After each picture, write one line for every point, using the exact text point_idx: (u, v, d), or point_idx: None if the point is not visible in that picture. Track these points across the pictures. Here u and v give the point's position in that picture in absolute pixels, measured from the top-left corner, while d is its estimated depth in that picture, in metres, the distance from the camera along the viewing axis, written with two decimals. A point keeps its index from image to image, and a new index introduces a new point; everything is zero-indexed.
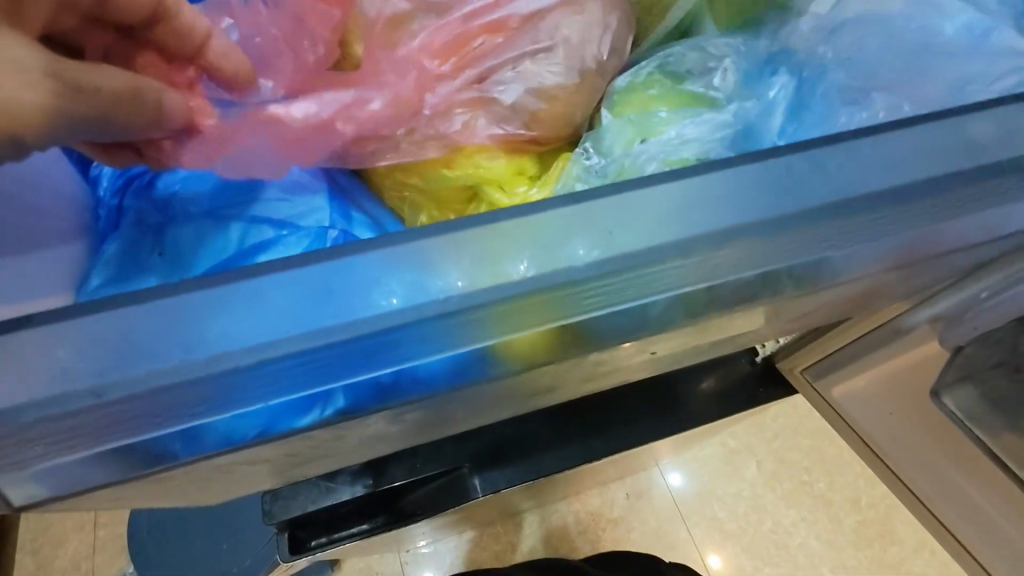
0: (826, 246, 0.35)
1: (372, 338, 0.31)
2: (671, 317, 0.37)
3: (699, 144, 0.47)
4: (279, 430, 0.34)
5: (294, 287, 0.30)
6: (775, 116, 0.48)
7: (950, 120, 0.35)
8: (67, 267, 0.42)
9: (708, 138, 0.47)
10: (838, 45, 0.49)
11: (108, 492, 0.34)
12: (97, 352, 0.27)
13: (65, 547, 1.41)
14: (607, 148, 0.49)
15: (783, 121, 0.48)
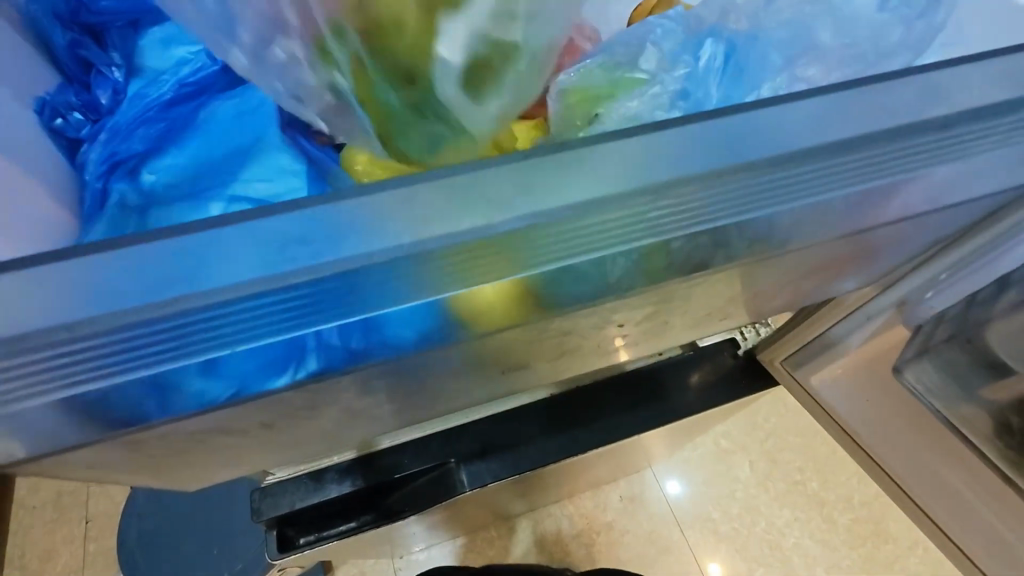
0: (769, 203, 0.37)
1: (337, 281, 0.32)
2: (628, 279, 0.39)
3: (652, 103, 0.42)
4: (252, 391, 0.35)
5: (267, 234, 0.31)
6: (712, 82, 0.43)
7: (885, 81, 0.36)
8: (42, 236, 0.41)
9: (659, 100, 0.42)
10: (771, 10, 0.44)
11: (91, 455, 0.36)
12: (93, 286, 0.29)
13: (55, 561, 1.40)
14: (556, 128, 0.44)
15: (720, 90, 0.43)
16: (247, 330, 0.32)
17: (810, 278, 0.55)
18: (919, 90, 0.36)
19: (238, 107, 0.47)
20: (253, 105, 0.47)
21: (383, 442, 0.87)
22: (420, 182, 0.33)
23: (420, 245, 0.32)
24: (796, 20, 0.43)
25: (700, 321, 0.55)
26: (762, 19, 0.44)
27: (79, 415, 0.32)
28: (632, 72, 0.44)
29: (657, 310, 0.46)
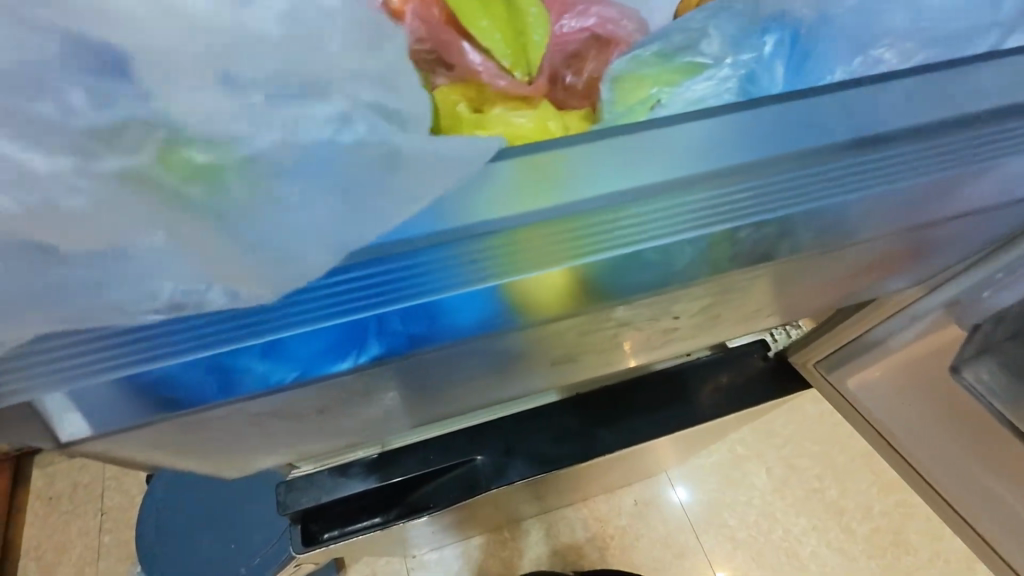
0: (847, 189, 0.36)
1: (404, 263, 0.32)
2: (696, 268, 0.37)
3: (714, 86, 0.43)
4: (313, 377, 0.34)
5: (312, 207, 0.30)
6: (776, 65, 0.43)
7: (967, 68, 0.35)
8: None
9: (722, 81, 0.43)
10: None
11: (149, 436, 0.35)
12: None
13: (69, 552, 1.41)
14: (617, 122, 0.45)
15: (785, 72, 0.43)
16: (313, 308, 0.32)
17: (856, 277, 0.54)
18: (1012, 76, 0.35)
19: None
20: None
21: (405, 438, 0.85)
22: (499, 160, 0.32)
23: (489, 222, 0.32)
24: (866, 5, 0.42)
25: (745, 318, 0.54)
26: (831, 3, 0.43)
27: (148, 394, 0.31)
28: (696, 56, 0.45)
29: (714, 302, 0.45)
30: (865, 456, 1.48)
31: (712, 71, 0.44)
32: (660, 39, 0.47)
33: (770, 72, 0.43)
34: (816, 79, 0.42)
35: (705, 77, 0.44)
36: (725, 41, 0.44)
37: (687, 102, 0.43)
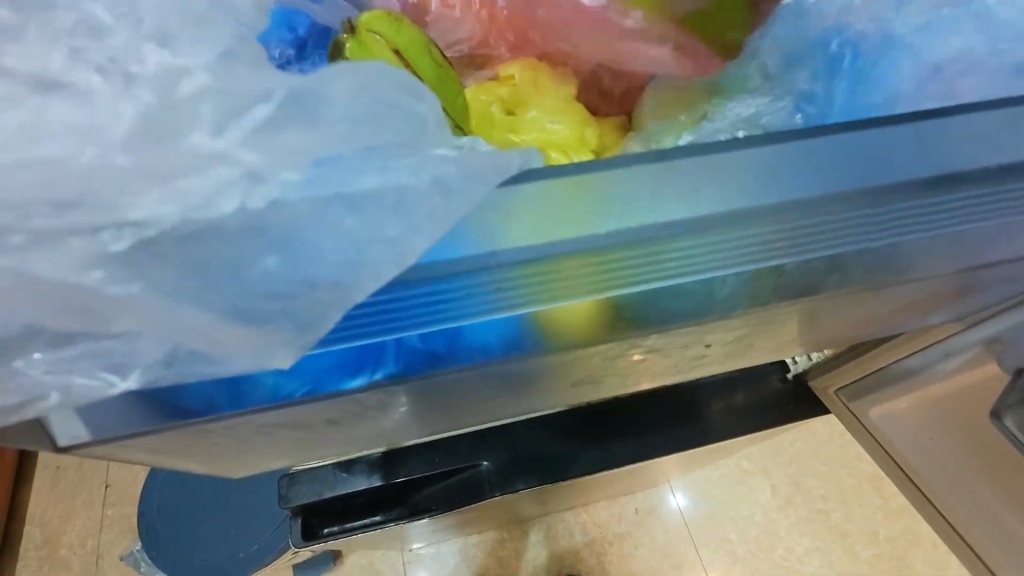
0: (910, 231, 0.34)
1: (430, 282, 0.31)
2: (737, 302, 0.35)
3: (770, 104, 0.41)
4: (326, 392, 0.33)
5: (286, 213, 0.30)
6: (839, 82, 0.40)
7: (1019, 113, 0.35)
8: None
9: (779, 100, 0.41)
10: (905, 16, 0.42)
11: (158, 441, 0.34)
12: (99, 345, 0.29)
13: (71, 522, 1.42)
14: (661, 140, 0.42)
15: (846, 88, 0.40)
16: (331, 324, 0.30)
17: (895, 313, 0.51)
18: None
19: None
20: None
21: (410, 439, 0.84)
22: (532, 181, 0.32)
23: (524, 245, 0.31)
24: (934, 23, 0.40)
25: (775, 347, 0.51)
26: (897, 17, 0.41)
27: (164, 396, 0.31)
28: (746, 69, 0.43)
29: (749, 333, 0.43)
30: (874, 480, 1.45)
31: (767, 89, 0.41)
32: (710, 49, 0.45)
33: (829, 94, 0.41)
34: (883, 101, 0.39)
35: (759, 94, 0.41)
36: (780, 54, 0.43)
37: (740, 122, 0.41)
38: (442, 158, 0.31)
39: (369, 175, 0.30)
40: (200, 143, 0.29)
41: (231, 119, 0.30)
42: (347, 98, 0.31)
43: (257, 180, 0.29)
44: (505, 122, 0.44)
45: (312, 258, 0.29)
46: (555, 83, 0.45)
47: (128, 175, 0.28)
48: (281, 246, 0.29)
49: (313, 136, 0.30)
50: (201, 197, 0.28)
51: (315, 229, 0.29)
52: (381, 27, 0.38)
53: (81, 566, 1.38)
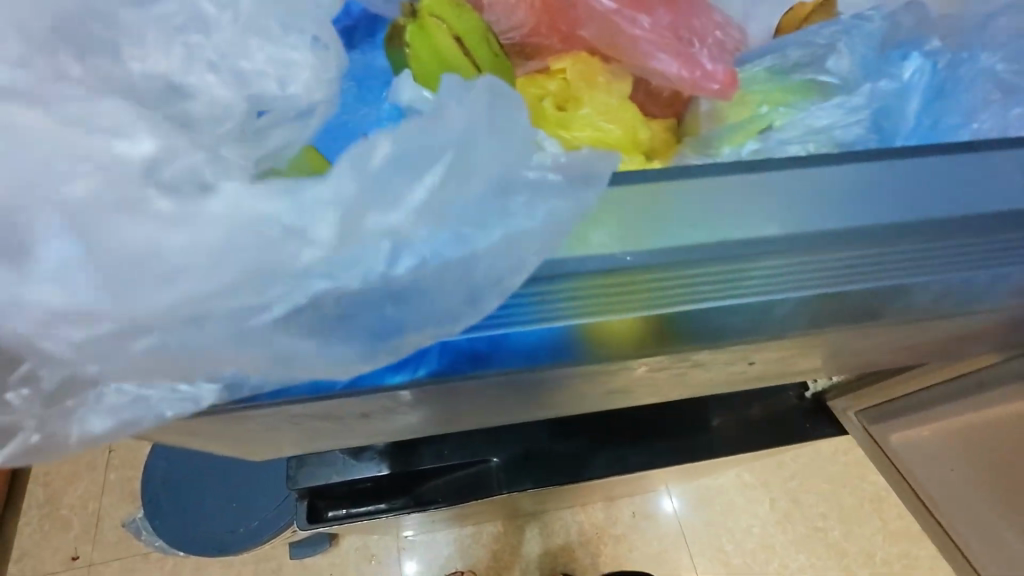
0: (988, 262, 0.32)
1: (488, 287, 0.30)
2: (796, 325, 0.34)
3: (838, 117, 0.39)
4: (366, 387, 0.32)
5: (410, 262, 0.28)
6: (913, 99, 0.39)
7: None
8: None
9: (848, 112, 0.39)
10: (976, 40, 0.40)
11: (187, 425, 0.33)
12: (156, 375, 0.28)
13: (74, 483, 1.43)
14: (717, 148, 0.41)
15: (920, 107, 0.39)
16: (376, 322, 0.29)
17: (934, 343, 0.49)
18: None
19: (358, 68, 0.40)
20: (372, 66, 0.40)
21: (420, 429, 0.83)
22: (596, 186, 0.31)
23: (585, 256, 0.30)
24: (1012, 47, 0.39)
25: (808, 369, 0.50)
26: (972, 40, 0.40)
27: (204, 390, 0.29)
28: (813, 76, 0.41)
29: (794, 353, 0.41)
30: (875, 502, 1.43)
31: (837, 100, 0.39)
32: (772, 54, 0.43)
33: (898, 112, 0.39)
34: (955, 123, 0.38)
35: (827, 104, 0.39)
36: (854, 64, 0.41)
37: (804, 134, 0.39)
38: (530, 181, 0.29)
39: (494, 225, 0.28)
40: (371, 220, 0.27)
41: (376, 177, 0.27)
42: (482, 134, 0.28)
43: (399, 243, 0.28)
44: (557, 117, 0.42)
45: (421, 292, 0.29)
46: (607, 74, 0.43)
47: (275, 242, 0.26)
48: (400, 296, 0.28)
49: (452, 195, 0.28)
50: (345, 262, 0.27)
51: (438, 277, 0.29)
52: (443, 11, 0.36)
53: (80, 527, 1.39)
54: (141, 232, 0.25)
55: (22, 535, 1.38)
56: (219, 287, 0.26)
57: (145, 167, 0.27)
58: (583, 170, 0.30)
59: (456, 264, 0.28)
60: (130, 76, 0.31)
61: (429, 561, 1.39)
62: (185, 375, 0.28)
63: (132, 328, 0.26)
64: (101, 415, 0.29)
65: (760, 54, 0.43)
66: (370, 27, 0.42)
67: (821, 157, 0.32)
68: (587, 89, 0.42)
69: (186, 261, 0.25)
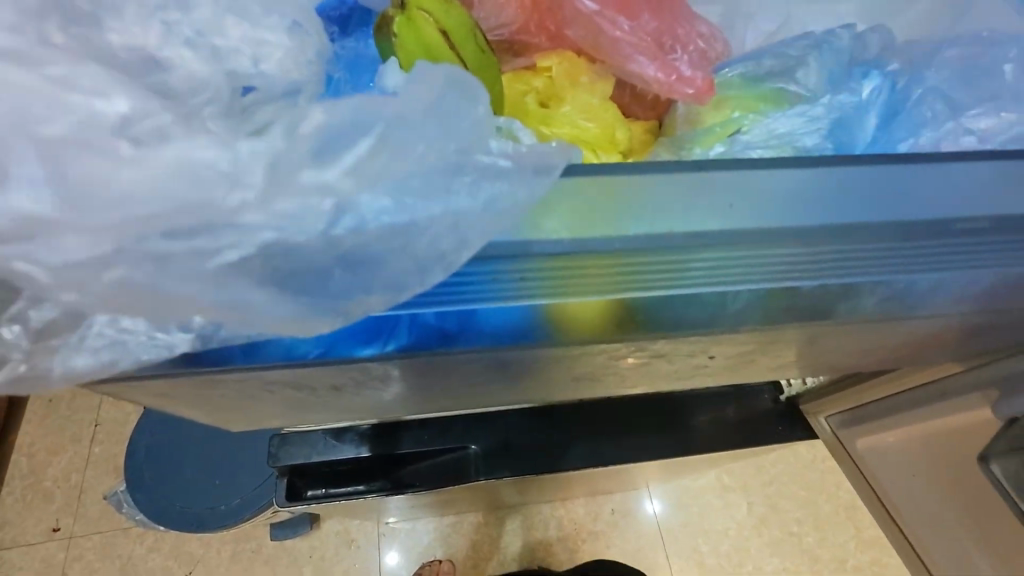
0: (937, 266, 0.34)
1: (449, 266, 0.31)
2: (749, 318, 0.36)
3: (803, 125, 0.41)
4: (338, 357, 0.34)
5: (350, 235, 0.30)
6: (873, 114, 0.41)
7: None
8: None
9: (813, 121, 0.41)
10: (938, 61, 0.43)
11: (167, 385, 0.35)
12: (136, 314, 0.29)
13: (59, 457, 1.44)
14: (689, 150, 0.42)
15: (879, 122, 0.41)
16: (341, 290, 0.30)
17: (894, 350, 0.51)
18: None
19: (348, 55, 0.41)
20: (363, 54, 0.41)
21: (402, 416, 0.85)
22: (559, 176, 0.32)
23: (543, 241, 0.31)
24: (968, 73, 0.42)
25: (774, 368, 0.52)
26: (930, 63, 0.43)
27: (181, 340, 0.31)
28: (783, 85, 0.43)
29: (754, 348, 0.43)
30: (849, 510, 1.46)
31: (803, 108, 0.41)
32: (747, 62, 0.45)
33: (860, 123, 0.41)
34: (909, 137, 0.40)
35: (795, 113, 0.41)
36: (821, 76, 0.43)
37: (770, 140, 0.41)
38: (489, 167, 0.30)
39: (436, 200, 0.30)
40: (306, 176, 0.29)
41: (316, 139, 0.29)
42: (426, 117, 0.30)
43: (343, 203, 0.29)
44: (538, 112, 0.43)
45: (364, 255, 0.30)
46: (590, 76, 0.44)
47: (221, 190, 0.28)
48: (344, 268, 0.30)
49: (397, 167, 0.29)
50: (288, 216, 0.28)
51: (375, 241, 0.30)
52: (432, 6, 0.38)
53: (62, 500, 1.40)
54: (114, 175, 0.27)
55: (5, 506, 1.39)
56: (180, 231, 0.28)
57: (120, 123, 0.28)
58: (525, 159, 0.31)
59: (416, 238, 0.30)
60: (110, 47, 0.31)
61: (408, 548, 1.41)
62: (153, 315, 0.29)
63: (103, 264, 0.27)
64: (84, 354, 0.30)
65: (735, 61, 0.45)
66: (366, 16, 0.43)
67: (781, 159, 0.33)
68: (571, 89, 0.44)
69: (157, 209, 0.27)
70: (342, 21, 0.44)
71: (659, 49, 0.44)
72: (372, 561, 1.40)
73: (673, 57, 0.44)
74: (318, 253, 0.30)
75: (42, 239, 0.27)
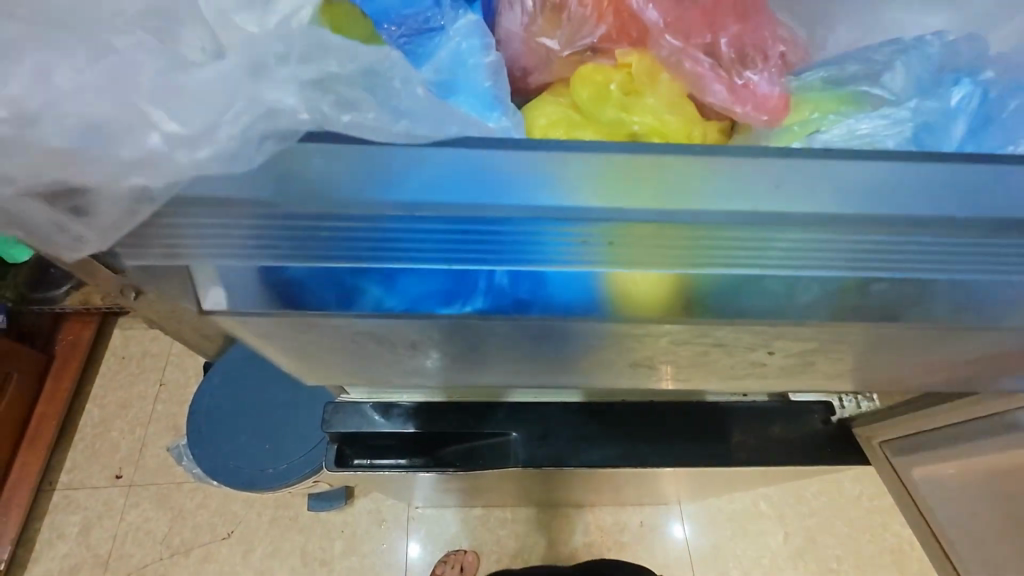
0: (1009, 272, 0.34)
1: (526, 227, 0.33)
2: (816, 313, 0.38)
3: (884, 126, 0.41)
4: (420, 312, 0.38)
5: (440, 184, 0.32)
6: (958, 122, 0.40)
7: None
8: None
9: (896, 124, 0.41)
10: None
11: (269, 324, 0.40)
12: (225, 236, 0.32)
13: (128, 410, 1.56)
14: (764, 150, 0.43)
15: (965, 130, 0.40)
16: (432, 247, 0.33)
17: (959, 368, 0.50)
18: None
19: (450, 53, 0.43)
20: (462, 51, 0.43)
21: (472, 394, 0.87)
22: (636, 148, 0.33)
23: (613, 210, 0.32)
24: None
25: (829, 375, 0.51)
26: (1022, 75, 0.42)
27: (285, 288, 0.36)
28: (861, 89, 0.43)
29: (814, 349, 0.44)
30: (895, 552, 1.39)
31: (885, 111, 0.41)
32: (830, 66, 0.45)
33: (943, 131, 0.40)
34: (998, 149, 0.39)
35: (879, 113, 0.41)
36: (909, 82, 0.42)
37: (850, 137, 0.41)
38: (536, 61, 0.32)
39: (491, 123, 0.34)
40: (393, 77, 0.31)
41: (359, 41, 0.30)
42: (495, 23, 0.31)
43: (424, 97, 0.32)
44: (616, 114, 0.43)
45: (446, 200, 0.31)
46: (672, 80, 0.44)
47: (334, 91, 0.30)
48: (421, 221, 0.32)
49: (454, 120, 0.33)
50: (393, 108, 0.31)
51: (467, 183, 0.31)
52: None
53: (126, 450, 1.52)
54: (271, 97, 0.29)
55: (75, 449, 1.52)
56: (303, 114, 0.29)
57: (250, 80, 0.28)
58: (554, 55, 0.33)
59: (504, 201, 0.31)
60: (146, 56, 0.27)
61: (437, 535, 1.44)
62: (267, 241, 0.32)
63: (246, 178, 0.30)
64: (216, 288, 0.36)
65: (815, 66, 0.45)
66: (424, 22, 0.44)
67: (868, 151, 0.33)
68: (657, 76, 0.44)
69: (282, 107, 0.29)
70: (404, 25, 0.44)
71: (730, 68, 0.45)
72: (401, 543, 1.44)
73: (749, 70, 0.45)
74: (409, 203, 0.31)
75: (128, 137, 0.27)
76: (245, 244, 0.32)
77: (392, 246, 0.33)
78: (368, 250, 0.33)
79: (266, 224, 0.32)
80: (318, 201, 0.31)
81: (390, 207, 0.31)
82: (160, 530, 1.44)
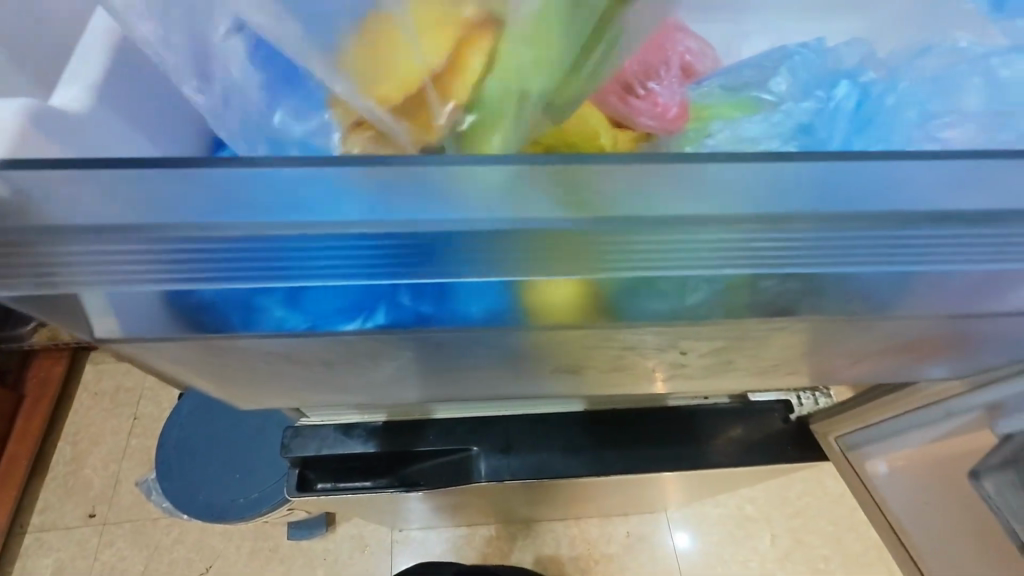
0: (882, 262, 0.35)
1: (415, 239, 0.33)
2: (713, 311, 0.39)
3: (777, 123, 0.43)
4: (324, 330, 0.38)
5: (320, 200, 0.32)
6: (840, 121, 0.42)
7: None
8: None
9: (786, 124, 0.43)
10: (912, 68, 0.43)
11: (176, 350, 0.40)
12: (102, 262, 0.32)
13: (100, 446, 1.53)
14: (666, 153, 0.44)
15: (847, 130, 0.42)
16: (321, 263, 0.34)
17: (887, 356, 0.51)
18: None
19: None
20: None
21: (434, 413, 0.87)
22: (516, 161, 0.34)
23: (496, 221, 0.33)
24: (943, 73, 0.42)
25: (761, 370, 0.53)
26: (902, 70, 0.44)
27: (185, 312, 0.36)
28: (758, 93, 0.45)
29: (730, 346, 0.45)
30: (879, 547, 1.39)
31: (767, 113, 0.43)
32: (726, 74, 0.46)
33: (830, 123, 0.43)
34: (880, 144, 0.40)
35: (773, 111, 0.43)
36: (793, 85, 0.45)
37: (731, 139, 0.43)
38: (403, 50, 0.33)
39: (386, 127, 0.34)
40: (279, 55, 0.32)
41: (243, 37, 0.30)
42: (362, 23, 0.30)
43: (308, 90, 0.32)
44: None
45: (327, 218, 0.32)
46: None
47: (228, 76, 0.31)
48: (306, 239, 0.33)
49: (352, 91, 0.31)
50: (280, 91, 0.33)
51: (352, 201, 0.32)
52: None
53: (99, 487, 1.48)
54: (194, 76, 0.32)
55: (47, 489, 1.49)
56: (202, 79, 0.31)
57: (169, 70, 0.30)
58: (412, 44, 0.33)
59: (391, 217, 0.32)
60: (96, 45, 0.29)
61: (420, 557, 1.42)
62: (151, 269, 0.33)
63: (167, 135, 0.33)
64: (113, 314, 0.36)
65: (716, 74, 0.46)
66: None
67: None
68: None
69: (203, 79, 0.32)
70: None
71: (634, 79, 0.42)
72: (383, 567, 1.41)
73: (653, 82, 0.42)
74: (283, 220, 0.32)
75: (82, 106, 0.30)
76: (128, 273, 0.33)
77: (282, 264, 0.34)
78: (256, 270, 0.34)
79: (147, 248, 0.32)
80: (200, 222, 0.31)
81: (266, 228, 0.32)
82: (135, 569, 1.40)
